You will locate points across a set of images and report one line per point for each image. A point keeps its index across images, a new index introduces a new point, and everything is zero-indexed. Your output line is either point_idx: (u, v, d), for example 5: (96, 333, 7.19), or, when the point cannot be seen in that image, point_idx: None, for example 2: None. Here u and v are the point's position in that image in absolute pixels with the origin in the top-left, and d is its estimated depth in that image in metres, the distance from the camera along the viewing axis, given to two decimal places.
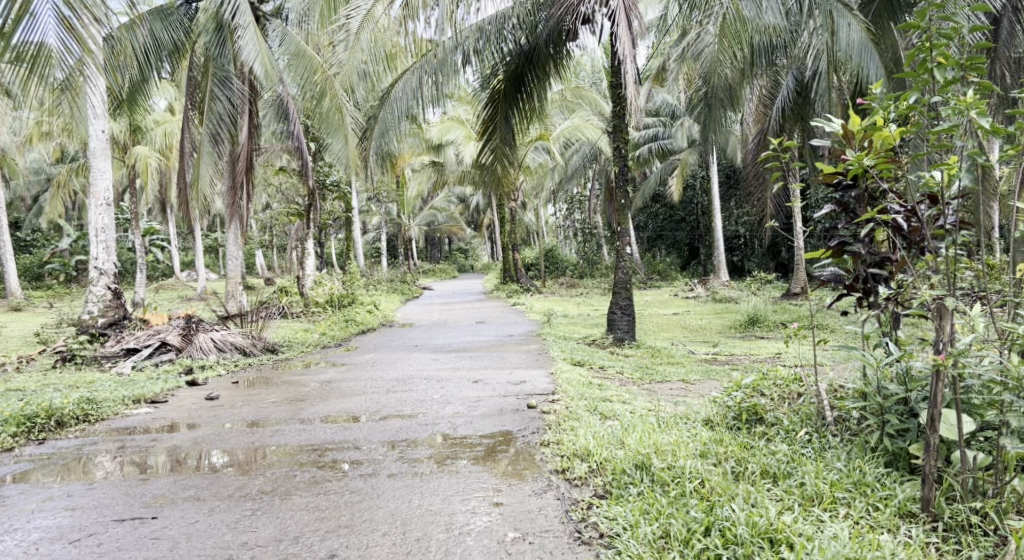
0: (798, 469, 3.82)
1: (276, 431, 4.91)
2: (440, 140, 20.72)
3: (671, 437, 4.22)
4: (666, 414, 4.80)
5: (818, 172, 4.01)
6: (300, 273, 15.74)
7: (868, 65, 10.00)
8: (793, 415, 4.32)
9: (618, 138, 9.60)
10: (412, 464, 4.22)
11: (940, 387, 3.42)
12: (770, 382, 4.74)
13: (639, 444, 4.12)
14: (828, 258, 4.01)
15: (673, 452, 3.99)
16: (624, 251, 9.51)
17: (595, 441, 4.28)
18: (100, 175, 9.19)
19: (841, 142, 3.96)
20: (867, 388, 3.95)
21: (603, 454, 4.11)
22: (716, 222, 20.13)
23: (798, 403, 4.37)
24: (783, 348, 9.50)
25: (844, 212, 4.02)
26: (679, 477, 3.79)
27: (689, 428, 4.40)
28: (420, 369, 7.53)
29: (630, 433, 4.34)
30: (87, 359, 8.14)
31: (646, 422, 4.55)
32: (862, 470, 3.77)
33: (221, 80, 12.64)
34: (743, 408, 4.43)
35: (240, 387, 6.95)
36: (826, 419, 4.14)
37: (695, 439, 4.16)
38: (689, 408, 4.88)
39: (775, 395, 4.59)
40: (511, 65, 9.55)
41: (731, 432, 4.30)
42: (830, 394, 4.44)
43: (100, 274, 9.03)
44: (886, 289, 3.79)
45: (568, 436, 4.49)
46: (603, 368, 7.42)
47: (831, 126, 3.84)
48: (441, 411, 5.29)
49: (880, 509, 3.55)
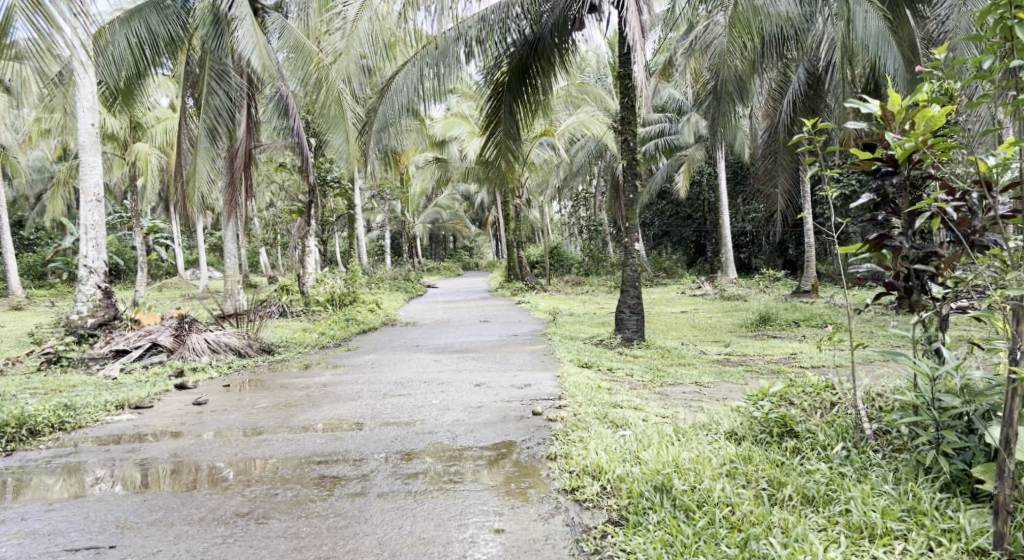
0: (841, 493, 3.48)
1: (263, 441, 4.58)
2: (444, 136, 20.42)
3: (692, 452, 3.88)
4: (684, 423, 4.46)
5: (854, 159, 3.77)
6: (301, 271, 15.44)
7: (885, 56, 9.66)
8: (827, 427, 3.99)
9: (625, 130, 9.18)
10: (405, 481, 3.88)
11: (1015, 404, 3.06)
12: (798, 388, 4.37)
13: (658, 461, 3.78)
14: (865, 253, 3.75)
15: (698, 472, 3.65)
16: (633, 247, 9.15)
17: (608, 456, 3.94)
18: (90, 170, 8.84)
19: (880, 125, 3.71)
20: (919, 401, 3.60)
21: (619, 472, 3.77)
22: (724, 218, 19.79)
23: (832, 414, 4.03)
24: (796, 348, 9.14)
25: (884, 202, 3.76)
26: (706, 504, 3.45)
27: (710, 441, 4.06)
28: (421, 371, 7.21)
29: (649, 445, 4.01)
30: (73, 361, 7.84)
31: (665, 433, 4.22)
32: (916, 494, 3.42)
33: (218, 73, 12.35)
34: (772, 420, 4.08)
35: (230, 391, 6.63)
36: (865, 433, 3.81)
37: (723, 455, 3.81)
38: (709, 416, 4.53)
39: (806, 403, 4.22)
40: (517, 57, 9.16)
41: (760, 447, 3.96)
42: (868, 402, 4.08)
43: (89, 272, 8.68)
44: (937, 288, 3.57)
45: (579, 447, 4.16)
46: (612, 370, 7.08)
47: (868, 106, 3.60)
48: (440, 418, 4.95)
49: (943, 544, 3.18)
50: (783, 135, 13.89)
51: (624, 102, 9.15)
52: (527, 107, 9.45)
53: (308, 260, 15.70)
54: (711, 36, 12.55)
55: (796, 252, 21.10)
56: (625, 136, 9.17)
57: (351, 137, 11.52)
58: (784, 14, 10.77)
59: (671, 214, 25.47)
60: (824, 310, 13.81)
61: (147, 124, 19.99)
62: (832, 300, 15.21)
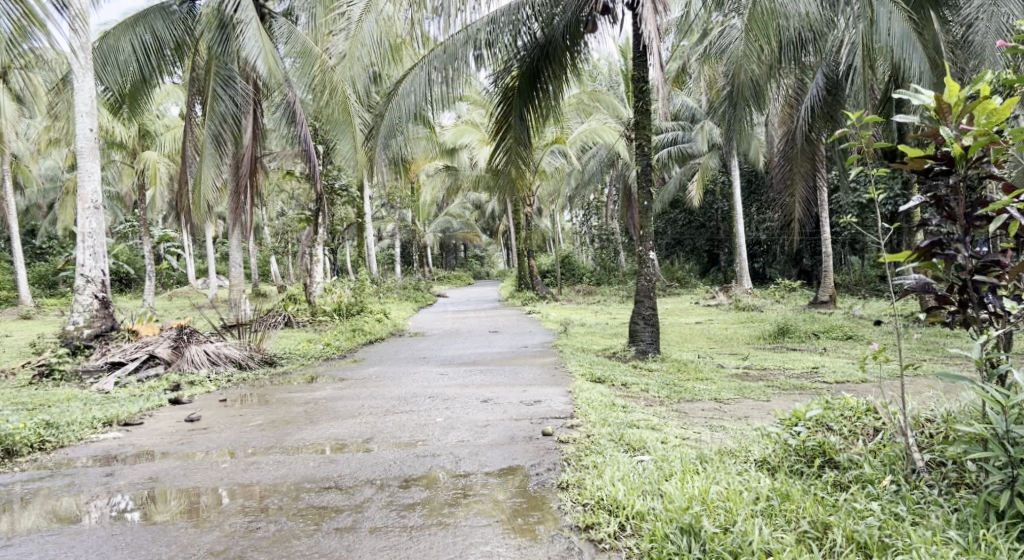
0: (899, 540, 3.13)
1: (251, 464, 4.28)
2: (454, 144, 20.17)
3: (725, 484, 3.56)
4: (708, 448, 4.13)
5: (901, 158, 3.59)
6: (308, 280, 15.17)
7: (911, 59, 9.32)
8: (873, 458, 3.67)
9: (640, 136, 8.84)
10: (400, 515, 3.55)
11: None
12: (836, 413, 4.06)
13: (685, 496, 3.44)
14: (917, 264, 3.56)
15: (730, 510, 3.33)
16: (647, 256, 8.80)
17: (626, 488, 3.62)
18: (88, 176, 8.59)
19: (931, 120, 3.66)
20: (987, 433, 3.26)
21: (640, 508, 3.45)
22: (739, 227, 19.39)
23: (878, 444, 3.71)
24: (819, 362, 8.76)
25: (935, 206, 3.56)
26: (744, 549, 3.11)
27: (742, 472, 3.72)
28: (426, 386, 6.89)
29: (675, 474, 3.70)
30: (67, 374, 7.57)
31: (690, 458, 3.90)
32: (989, 543, 3.06)
33: (224, 79, 12.02)
34: (809, 448, 3.77)
35: (226, 406, 6.34)
36: (918, 467, 3.47)
37: (760, 490, 3.48)
38: (736, 441, 4.21)
39: (846, 430, 3.91)
40: (527, 61, 8.86)
41: (799, 481, 3.63)
42: (916, 432, 3.76)
43: (86, 281, 8.43)
44: (1007, 302, 3.43)
45: (597, 473, 3.85)
46: (626, 386, 6.74)
47: (921, 98, 3.51)
48: (443, 439, 4.63)
49: None
50: (801, 142, 13.48)
51: (638, 104, 8.81)
52: (538, 112, 9.12)
53: (316, 269, 15.42)
54: (727, 40, 12.20)
55: (811, 262, 20.74)
56: (639, 142, 8.84)
57: (358, 144, 11.25)
58: (804, 15, 10.48)
59: (683, 224, 25.04)
60: (844, 321, 13.40)
61: (157, 132, 19.91)
62: (850, 311, 14.81)
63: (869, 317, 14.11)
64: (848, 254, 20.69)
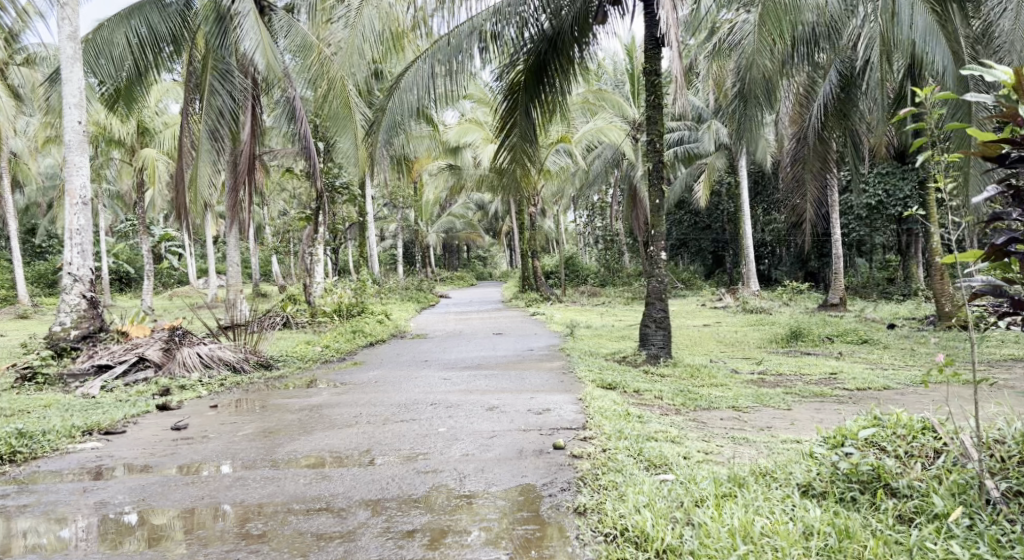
0: None
1: (236, 480, 3.93)
2: (458, 143, 19.81)
3: (775, 518, 3.27)
4: (746, 467, 3.85)
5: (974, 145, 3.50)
6: (308, 280, 14.86)
7: (932, 52, 8.97)
8: (939, 487, 3.39)
9: (652, 131, 8.46)
10: (398, 545, 3.22)
11: None
12: (887, 433, 3.78)
13: (729, 533, 3.16)
14: (989, 265, 3.44)
15: (779, 551, 3.05)
16: (658, 256, 8.45)
17: (653, 516, 3.31)
18: (76, 171, 8.23)
19: (1007, 100, 3.57)
20: None
21: (673, 542, 3.16)
22: (745, 228, 18.95)
23: (942, 470, 3.44)
24: (836, 367, 8.42)
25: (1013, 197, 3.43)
26: None
27: (787, 500, 3.45)
28: (429, 391, 6.55)
29: (711, 499, 3.41)
30: (51, 378, 7.23)
31: (726, 479, 3.63)
32: None
33: (221, 73, 11.63)
34: (862, 473, 3.51)
35: (217, 413, 5.98)
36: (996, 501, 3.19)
37: (815, 524, 3.21)
38: (772, 459, 3.93)
39: (902, 452, 3.64)
40: (533, 54, 8.49)
41: (857, 514, 3.36)
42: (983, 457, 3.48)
43: (74, 280, 8.11)
44: None
45: (622, 494, 3.55)
46: (639, 393, 6.40)
47: (997, 73, 3.41)
48: (447, 451, 4.29)
49: None
50: (813, 141, 13.05)
51: (649, 98, 8.43)
52: (544, 109, 8.76)
53: (317, 268, 15.12)
54: (736, 35, 11.86)
55: (818, 263, 20.34)
56: (651, 138, 8.46)
57: (359, 142, 10.85)
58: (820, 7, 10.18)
59: (689, 225, 24.69)
60: (857, 325, 13.04)
61: (157, 130, 19.62)
62: (862, 314, 14.45)
63: (882, 320, 13.74)
64: (855, 255, 20.35)
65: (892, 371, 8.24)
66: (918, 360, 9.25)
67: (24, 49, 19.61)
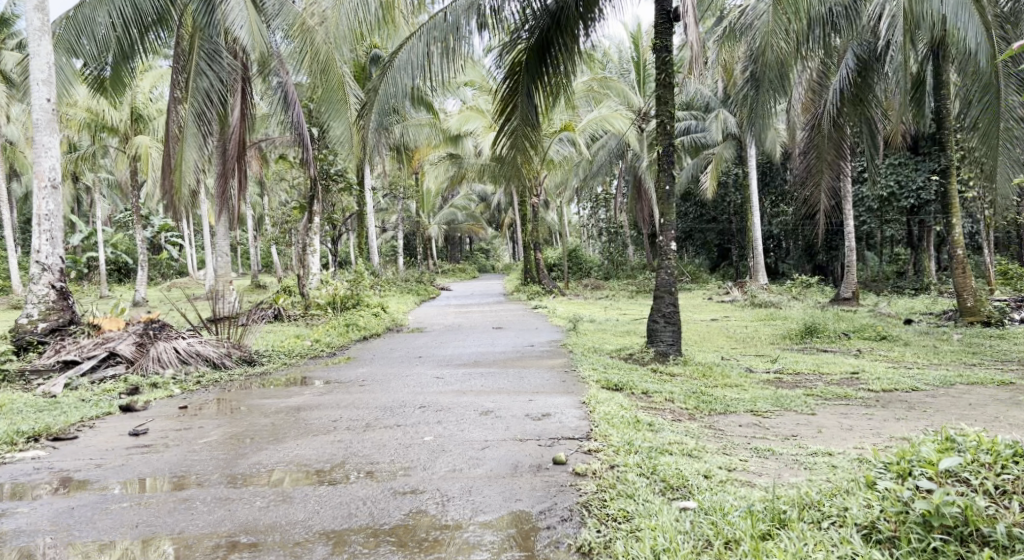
0: None
1: (182, 505, 3.45)
2: (459, 132, 19.20)
3: None
4: (790, 494, 3.40)
5: None
6: (303, 272, 14.31)
7: (966, 28, 8.38)
8: None
9: (662, 111, 7.89)
10: None
11: None
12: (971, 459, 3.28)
13: None
14: None
15: None
16: (668, 247, 7.86)
17: None
18: (44, 152, 7.69)
19: None
20: None
21: None
22: (753, 220, 18.21)
23: None
24: (858, 366, 7.85)
25: None
26: None
27: (845, 550, 3.01)
28: (419, 392, 6.03)
29: (748, 543, 3.05)
30: (12, 375, 6.70)
31: (763, 512, 3.24)
32: None
33: (208, 53, 10.88)
34: (949, 518, 3.02)
35: (185, 415, 5.46)
36: None
37: None
38: (817, 487, 3.47)
39: (994, 486, 3.14)
40: (536, 30, 7.86)
41: None
42: None
43: (42, 270, 7.57)
44: None
45: (640, 531, 3.16)
46: (648, 395, 5.87)
47: None
48: (432, 467, 3.79)
49: None
50: (829, 128, 12.34)
51: (660, 76, 7.85)
52: (548, 90, 8.13)
53: (313, 259, 14.58)
54: (750, 16, 11.18)
55: (827, 257, 19.73)
56: (662, 119, 7.89)
57: (352, 126, 10.31)
58: None
59: (695, 217, 24.11)
60: (872, 320, 12.44)
61: (151, 116, 19.01)
62: (875, 309, 13.90)
63: (897, 315, 13.19)
64: (865, 249, 19.77)
65: (918, 371, 7.68)
66: (943, 358, 8.68)
67: (16, 33, 19.08)
